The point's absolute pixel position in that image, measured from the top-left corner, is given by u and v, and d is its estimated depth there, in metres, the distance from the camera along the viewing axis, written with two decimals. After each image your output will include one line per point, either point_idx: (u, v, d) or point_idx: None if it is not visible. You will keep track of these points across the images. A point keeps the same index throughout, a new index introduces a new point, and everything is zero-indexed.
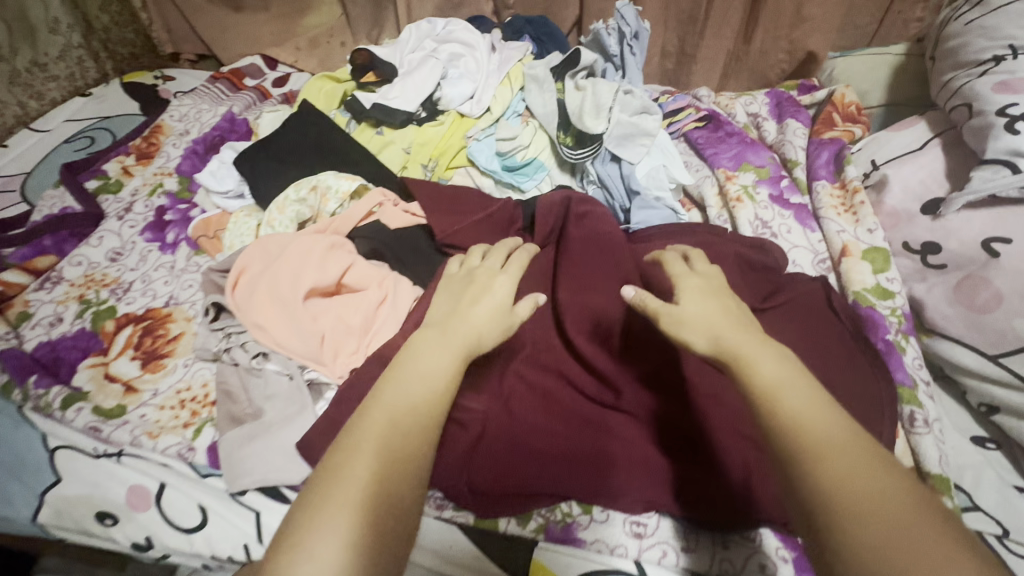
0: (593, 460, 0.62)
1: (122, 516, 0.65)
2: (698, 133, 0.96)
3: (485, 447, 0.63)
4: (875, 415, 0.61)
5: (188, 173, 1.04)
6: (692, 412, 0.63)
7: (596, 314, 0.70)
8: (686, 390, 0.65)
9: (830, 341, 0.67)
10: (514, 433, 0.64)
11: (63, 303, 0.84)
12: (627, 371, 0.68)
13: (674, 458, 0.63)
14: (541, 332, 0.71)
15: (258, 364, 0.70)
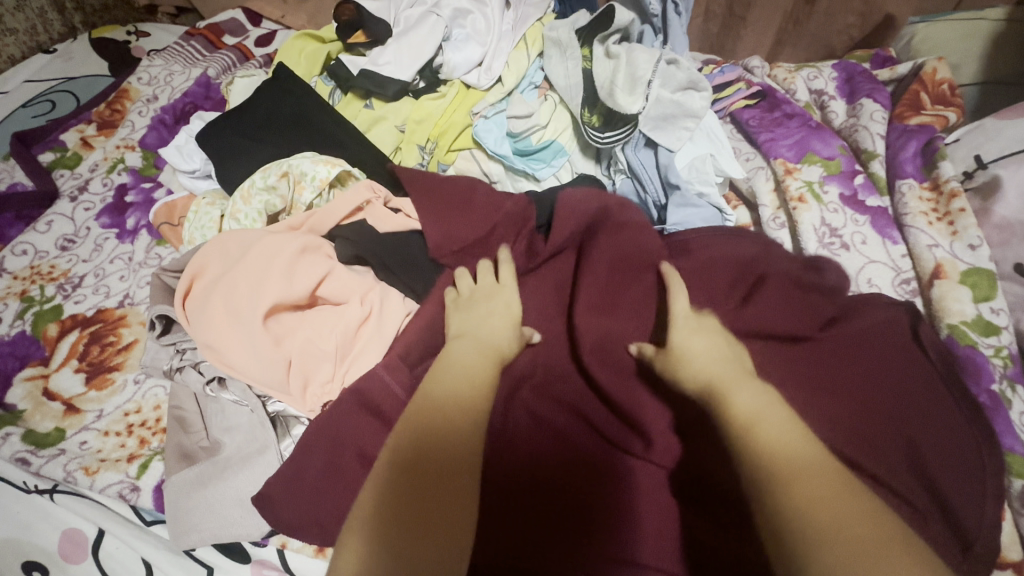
0: (615, 532, 0.49)
1: (53, 567, 0.55)
2: (749, 113, 0.80)
3: (481, 509, 0.51)
4: (974, 491, 0.49)
5: (154, 147, 0.90)
6: None
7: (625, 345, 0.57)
8: None
9: (922, 391, 0.53)
10: (516, 493, 0.51)
11: (2, 300, 0.73)
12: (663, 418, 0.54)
13: (723, 538, 0.49)
14: (556, 362, 0.58)
15: (213, 392, 0.58)
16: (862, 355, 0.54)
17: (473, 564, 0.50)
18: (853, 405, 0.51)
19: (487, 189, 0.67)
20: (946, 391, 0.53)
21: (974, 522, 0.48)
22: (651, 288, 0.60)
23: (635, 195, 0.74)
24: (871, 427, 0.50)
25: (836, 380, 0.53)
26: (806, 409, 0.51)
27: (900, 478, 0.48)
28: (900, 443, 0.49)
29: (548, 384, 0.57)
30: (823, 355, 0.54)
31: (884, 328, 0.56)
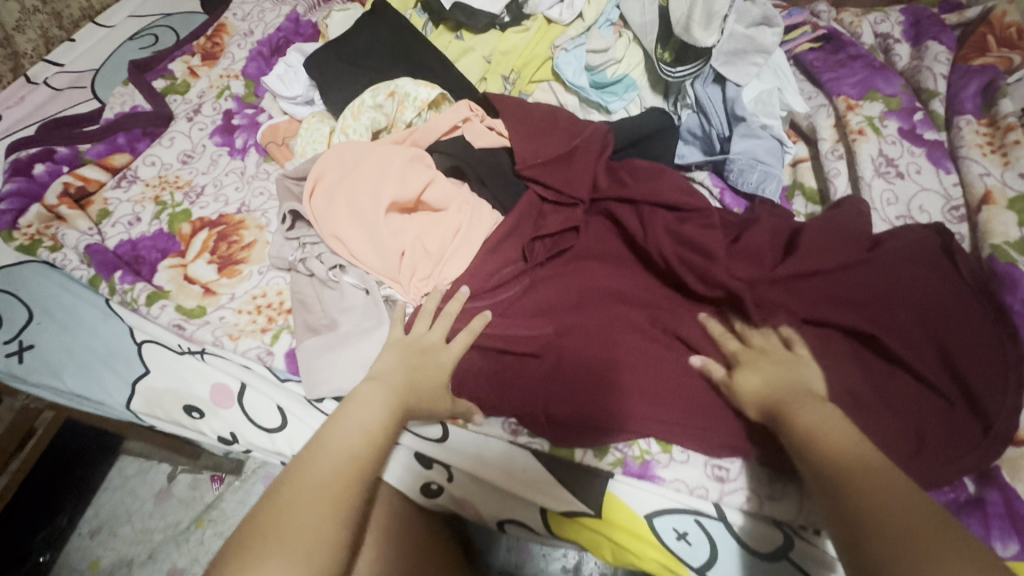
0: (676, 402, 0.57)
1: (208, 410, 0.68)
2: (814, 55, 0.84)
3: (562, 377, 0.59)
4: (998, 383, 0.56)
5: (255, 77, 1.00)
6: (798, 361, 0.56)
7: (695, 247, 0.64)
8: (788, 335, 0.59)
9: (952, 301, 0.60)
10: (593, 366, 0.59)
11: (140, 203, 0.85)
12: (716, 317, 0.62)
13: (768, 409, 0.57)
14: (624, 268, 0.67)
15: (335, 277, 0.69)
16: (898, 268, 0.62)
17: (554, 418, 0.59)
18: (883, 308, 0.59)
19: (570, 117, 0.74)
20: (974, 301, 0.60)
21: (996, 405, 0.55)
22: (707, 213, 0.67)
23: (700, 129, 0.80)
24: (897, 325, 0.59)
25: (874, 287, 0.60)
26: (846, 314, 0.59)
27: (922, 362, 0.57)
28: (929, 344, 0.58)
29: (615, 282, 0.66)
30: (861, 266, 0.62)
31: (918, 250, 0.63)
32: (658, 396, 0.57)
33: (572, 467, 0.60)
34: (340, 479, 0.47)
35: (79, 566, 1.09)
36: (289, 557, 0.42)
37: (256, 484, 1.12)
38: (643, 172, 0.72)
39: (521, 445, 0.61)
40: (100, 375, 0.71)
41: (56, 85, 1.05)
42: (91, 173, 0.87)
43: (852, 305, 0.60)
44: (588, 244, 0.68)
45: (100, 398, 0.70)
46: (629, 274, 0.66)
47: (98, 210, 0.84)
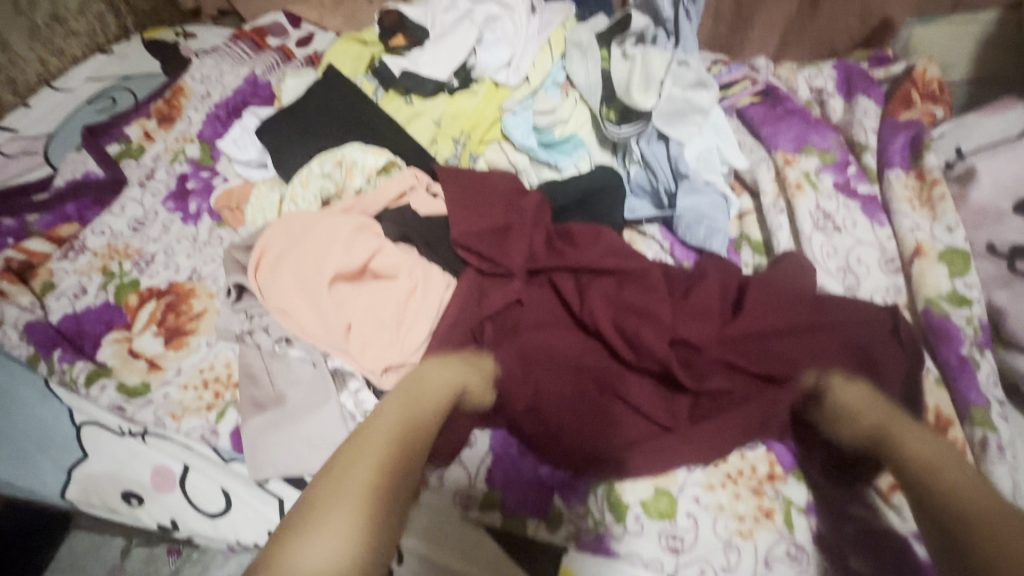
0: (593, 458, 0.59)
1: (147, 496, 0.64)
2: (754, 109, 0.87)
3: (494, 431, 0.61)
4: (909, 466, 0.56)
5: (210, 140, 1.00)
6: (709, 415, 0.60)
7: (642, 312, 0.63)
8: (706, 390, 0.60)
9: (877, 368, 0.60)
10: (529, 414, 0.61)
11: (86, 275, 0.83)
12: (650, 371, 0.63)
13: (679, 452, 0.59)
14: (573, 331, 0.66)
15: (281, 349, 0.68)
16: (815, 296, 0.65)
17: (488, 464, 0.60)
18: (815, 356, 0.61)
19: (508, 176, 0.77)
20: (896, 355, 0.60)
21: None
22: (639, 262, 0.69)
23: (648, 185, 0.81)
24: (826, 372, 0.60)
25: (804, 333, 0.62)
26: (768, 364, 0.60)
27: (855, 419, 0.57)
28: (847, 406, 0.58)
29: (551, 333, 0.65)
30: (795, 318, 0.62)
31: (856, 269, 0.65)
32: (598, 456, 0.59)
33: (526, 542, 0.59)
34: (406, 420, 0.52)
35: None
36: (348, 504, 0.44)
37: (216, 556, 1.07)
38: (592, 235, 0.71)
39: (472, 521, 0.60)
40: (35, 462, 0.67)
41: (6, 152, 1.04)
42: (37, 245, 0.85)
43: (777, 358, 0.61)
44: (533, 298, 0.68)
45: (34, 488, 0.67)
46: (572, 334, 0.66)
47: (41, 282, 0.82)
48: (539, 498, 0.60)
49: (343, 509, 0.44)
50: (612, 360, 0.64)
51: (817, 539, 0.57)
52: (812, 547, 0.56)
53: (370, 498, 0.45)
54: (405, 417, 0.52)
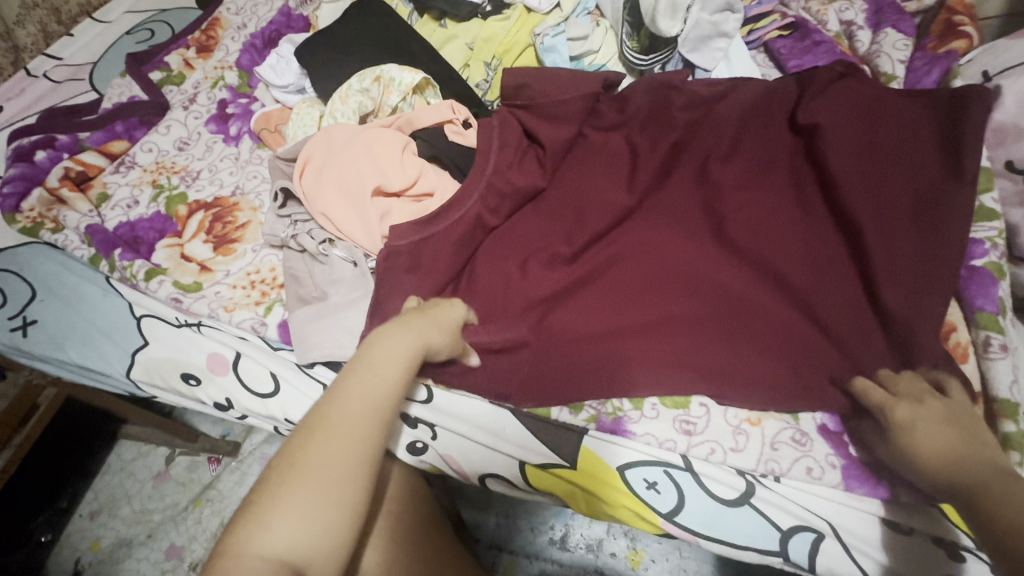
0: (614, 358, 0.62)
1: (203, 377, 0.71)
2: (781, 43, 0.89)
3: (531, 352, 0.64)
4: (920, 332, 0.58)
5: (248, 68, 1.03)
6: (725, 314, 0.63)
7: (661, 235, 0.69)
8: (724, 296, 0.64)
9: (899, 266, 0.61)
10: (553, 322, 0.64)
11: (138, 187, 0.88)
12: (672, 278, 0.66)
13: (704, 345, 0.62)
14: (604, 247, 0.69)
15: (325, 251, 0.72)
16: (876, 155, 0.67)
17: (528, 376, 0.63)
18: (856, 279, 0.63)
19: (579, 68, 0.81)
20: (920, 257, 0.62)
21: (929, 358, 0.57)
22: (724, 284, 0.65)
23: None
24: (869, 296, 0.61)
25: (851, 270, 0.64)
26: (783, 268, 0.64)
27: (862, 321, 0.61)
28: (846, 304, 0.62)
29: (584, 251, 0.69)
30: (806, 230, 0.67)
31: (912, 147, 0.67)
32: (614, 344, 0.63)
33: (549, 425, 0.63)
34: (361, 419, 0.46)
35: (80, 546, 1.11)
36: (307, 504, 0.42)
37: (252, 465, 1.15)
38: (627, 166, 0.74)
39: (501, 405, 0.65)
40: (101, 347, 0.74)
41: (54, 78, 1.09)
42: (91, 158, 0.90)
43: (797, 268, 0.64)
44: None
45: (102, 369, 0.74)
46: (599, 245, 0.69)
47: (97, 193, 0.87)
48: None
49: (308, 490, 0.43)
50: (641, 270, 0.67)
51: (821, 427, 0.60)
52: (816, 433, 0.60)
53: (333, 477, 0.44)
54: (335, 450, 0.44)
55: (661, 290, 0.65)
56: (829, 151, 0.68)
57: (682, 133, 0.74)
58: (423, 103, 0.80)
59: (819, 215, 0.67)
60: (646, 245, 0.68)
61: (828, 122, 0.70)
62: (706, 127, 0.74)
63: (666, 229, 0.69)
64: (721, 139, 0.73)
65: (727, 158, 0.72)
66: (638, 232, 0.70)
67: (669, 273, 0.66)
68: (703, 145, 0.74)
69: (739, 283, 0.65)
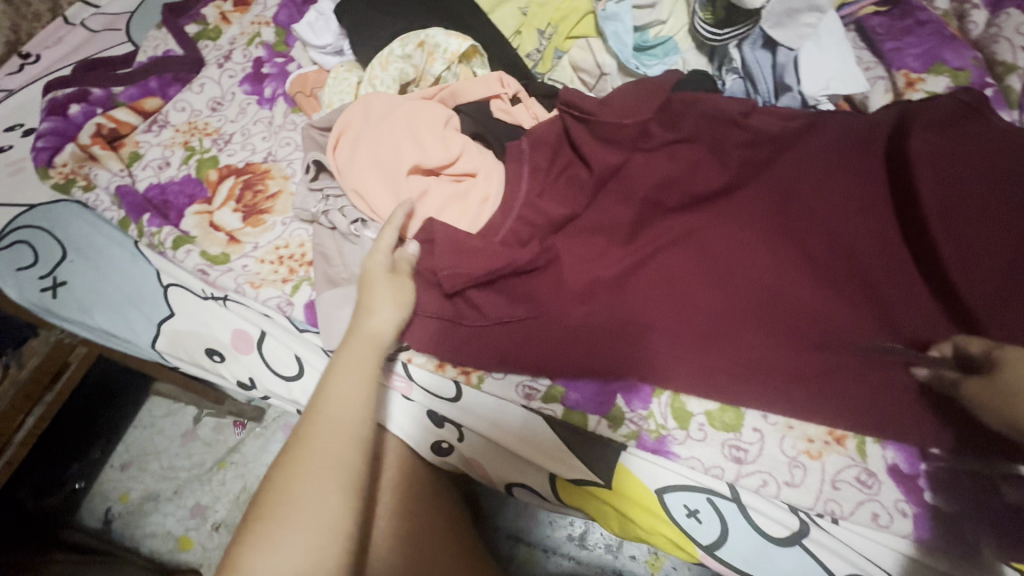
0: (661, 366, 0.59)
1: (229, 355, 0.69)
2: (877, 20, 0.78)
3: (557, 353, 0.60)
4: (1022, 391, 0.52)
5: (286, 25, 0.98)
6: (797, 341, 0.59)
7: (727, 257, 0.65)
8: (794, 323, 0.60)
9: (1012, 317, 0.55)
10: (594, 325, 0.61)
11: (169, 148, 0.85)
12: (737, 302, 0.62)
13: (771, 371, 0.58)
14: (662, 265, 0.65)
15: (355, 231, 0.67)
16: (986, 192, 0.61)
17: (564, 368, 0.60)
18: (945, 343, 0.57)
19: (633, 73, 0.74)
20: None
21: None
22: (796, 315, 0.60)
23: (744, 95, 0.76)
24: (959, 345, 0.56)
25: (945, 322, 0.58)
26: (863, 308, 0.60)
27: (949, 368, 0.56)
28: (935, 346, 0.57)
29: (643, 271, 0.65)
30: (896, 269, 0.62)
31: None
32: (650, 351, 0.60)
33: (585, 438, 0.59)
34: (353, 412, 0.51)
35: (111, 496, 1.15)
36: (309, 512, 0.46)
37: (276, 432, 1.16)
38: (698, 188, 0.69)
39: (533, 411, 0.61)
40: (128, 315, 0.72)
41: (92, 27, 1.05)
42: (123, 116, 0.87)
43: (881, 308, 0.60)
44: (593, 217, 0.68)
45: (128, 336, 0.72)
46: (657, 260, 0.65)
47: (129, 152, 0.85)
48: (602, 398, 0.60)
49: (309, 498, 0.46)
50: (703, 291, 0.63)
51: (893, 468, 0.54)
52: (885, 475, 0.54)
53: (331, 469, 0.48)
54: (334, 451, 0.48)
55: (725, 313, 0.61)
56: (925, 185, 0.62)
57: (757, 154, 0.69)
58: (470, 73, 0.74)
59: (903, 248, 0.62)
60: (707, 271, 0.64)
61: (927, 154, 0.63)
62: (791, 150, 0.69)
63: (729, 259, 0.65)
64: (802, 167, 0.68)
65: (807, 186, 0.67)
66: (696, 255, 0.65)
67: (736, 300, 0.62)
68: (782, 170, 0.68)
69: (809, 320, 0.60)
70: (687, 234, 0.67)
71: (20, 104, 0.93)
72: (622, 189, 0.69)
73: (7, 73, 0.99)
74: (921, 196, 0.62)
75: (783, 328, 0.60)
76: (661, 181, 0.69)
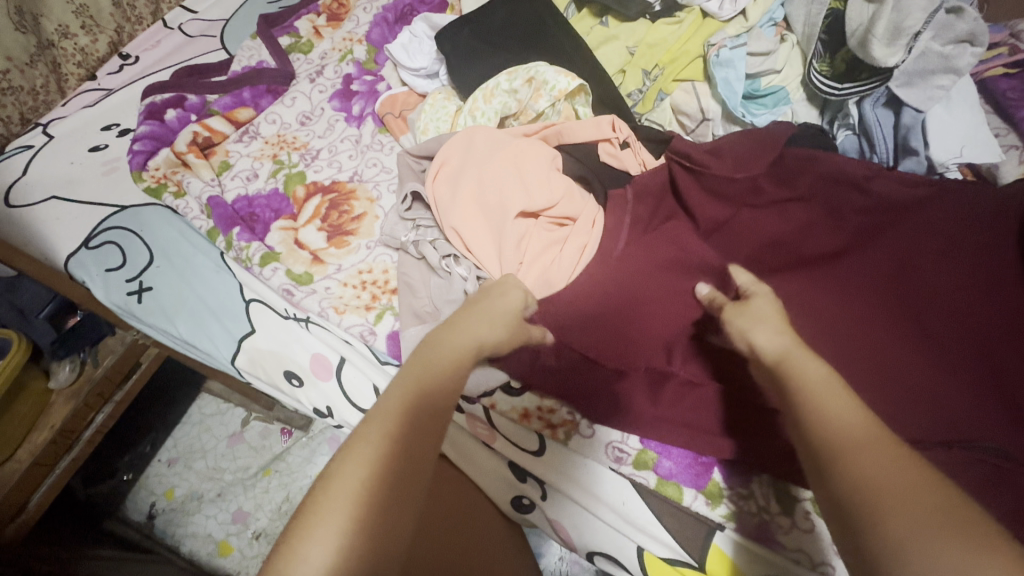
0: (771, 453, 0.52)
1: (307, 379, 0.68)
2: (1007, 82, 0.73)
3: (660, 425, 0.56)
4: None
5: (378, 43, 0.98)
6: (920, 430, 0.54)
7: (835, 329, 0.60)
8: (914, 410, 0.55)
9: None
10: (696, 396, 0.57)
11: (259, 160, 0.85)
12: (848, 380, 0.57)
13: None
14: None
15: (446, 266, 0.65)
16: None
17: (663, 438, 0.56)
18: None
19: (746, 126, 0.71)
20: None
21: None
22: (919, 401, 0.55)
23: (858, 154, 0.71)
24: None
25: None
26: (992, 399, 0.55)
27: None
28: None
29: None
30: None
31: None
32: (763, 437, 0.53)
33: (677, 512, 0.56)
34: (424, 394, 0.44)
35: (155, 491, 1.14)
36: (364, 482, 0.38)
37: (322, 444, 1.15)
38: (806, 252, 0.64)
39: (622, 476, 0.58)
40: (209, 328, 0.72)
41: (189, 33, 1.08)
42: (217, 124, 0.88)
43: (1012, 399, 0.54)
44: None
45: (208, 349, 0.72)
46: None
47: (219, 161, 0.86)
48: (696, 470, 0.56)
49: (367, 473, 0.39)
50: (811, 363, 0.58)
51: None
52: None
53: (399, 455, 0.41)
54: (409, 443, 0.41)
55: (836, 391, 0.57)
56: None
57: (871, 220, 0.65)
58: (572, 111, 0.72)
59: None
60: (813, 343, 0.60)
61: None
62: (912, 219, 0.64)
63: (839, 332, 0.60)
64: (926, 236, 0.63)
65: (928, 257, 0.62)
66: (802, 325, 0.61)
67: (847, 379, 0.57)
68: (901, 239, 0.63)
69: (932, 410, 0.55)
70: (792, 300, 0.63)
71: (119, 104, 0.95)
72: (727, 245, 0.65)
73: (108, 73, 1.02)
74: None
75: (900, 414, 0.55)
76: (769, 241, 0.65)
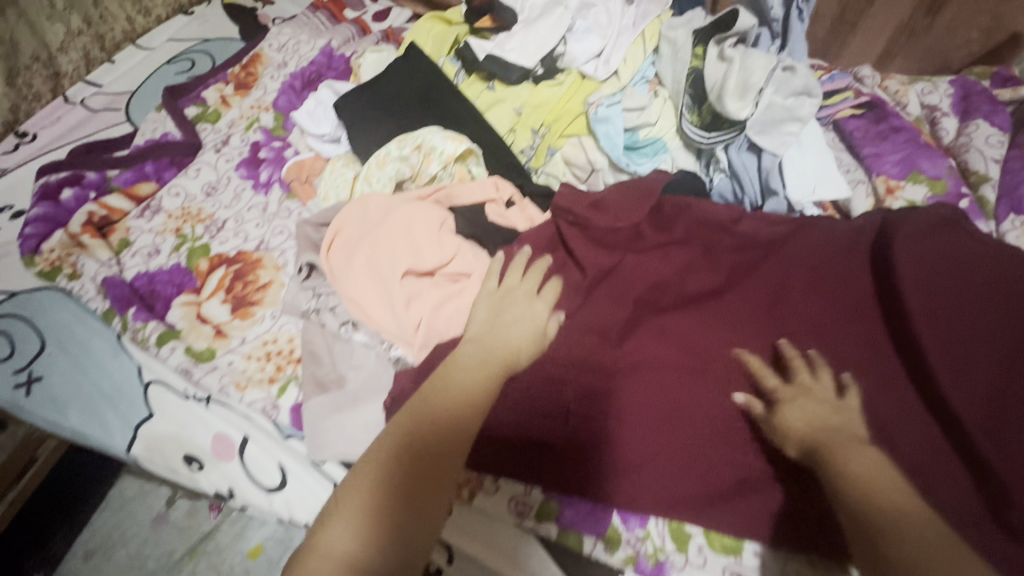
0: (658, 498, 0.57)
1: (207, 462, 0.66)
2: (855, 122, 0.81)
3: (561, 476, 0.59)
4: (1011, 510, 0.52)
5: (285, 110, 1.00)
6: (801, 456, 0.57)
7: (720, 363, 0.63)
8: None
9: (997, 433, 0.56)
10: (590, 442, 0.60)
11: (160, 235, 0.84)
12: (733, 412, 0.60)
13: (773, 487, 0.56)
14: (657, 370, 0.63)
15: (346, 333, 0.67)
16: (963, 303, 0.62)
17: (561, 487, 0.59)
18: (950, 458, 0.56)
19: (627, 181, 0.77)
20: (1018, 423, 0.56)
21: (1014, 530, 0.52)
22: None
23: (732, 196, 0.77)
24: (969, 469, 0.55)
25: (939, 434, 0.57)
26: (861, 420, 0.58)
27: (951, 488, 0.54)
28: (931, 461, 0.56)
29: (639, 380, 0.63)
30: (887, 375, 0.61)
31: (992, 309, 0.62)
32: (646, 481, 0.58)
33: (580, 561, 0.58)
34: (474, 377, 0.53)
35: None
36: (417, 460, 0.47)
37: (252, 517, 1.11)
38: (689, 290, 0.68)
39: (527, 530, 0.59)
40: (103, 415, 0.69)
41: (92, 107, 1.06)
42: (116, 202, 0.87)
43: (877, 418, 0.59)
44: (586, 316, 0.66)
45: (99, 438, 0.68)
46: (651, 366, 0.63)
47: (118, 239, 0.84)
48: (597, 516, 0.59)
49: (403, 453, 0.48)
50: (700, 398, 0.61)
51: None
52: None
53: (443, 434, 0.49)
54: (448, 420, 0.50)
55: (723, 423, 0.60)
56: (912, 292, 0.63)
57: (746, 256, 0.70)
58: (465, 172, 0.74)
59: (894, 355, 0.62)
60: (701, 377, 0.62)
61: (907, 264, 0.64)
62: (779, 254, 0.69)
63: (725, 365, 0.63)
64: (794, 268, 0.68)
65: (798, 287, 0.67)
66: (692, 359, 0.64)
67: (732, 411, 0.60)
68: (772, 273, 0.68)
69: None
70: (678, 337, 0.65)
71: (12, 185, 0.93)
72: (615, 291, 0.68)
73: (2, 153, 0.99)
74: (909, 304, 0.62)
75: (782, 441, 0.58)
76: (652, 283, 0.69)
